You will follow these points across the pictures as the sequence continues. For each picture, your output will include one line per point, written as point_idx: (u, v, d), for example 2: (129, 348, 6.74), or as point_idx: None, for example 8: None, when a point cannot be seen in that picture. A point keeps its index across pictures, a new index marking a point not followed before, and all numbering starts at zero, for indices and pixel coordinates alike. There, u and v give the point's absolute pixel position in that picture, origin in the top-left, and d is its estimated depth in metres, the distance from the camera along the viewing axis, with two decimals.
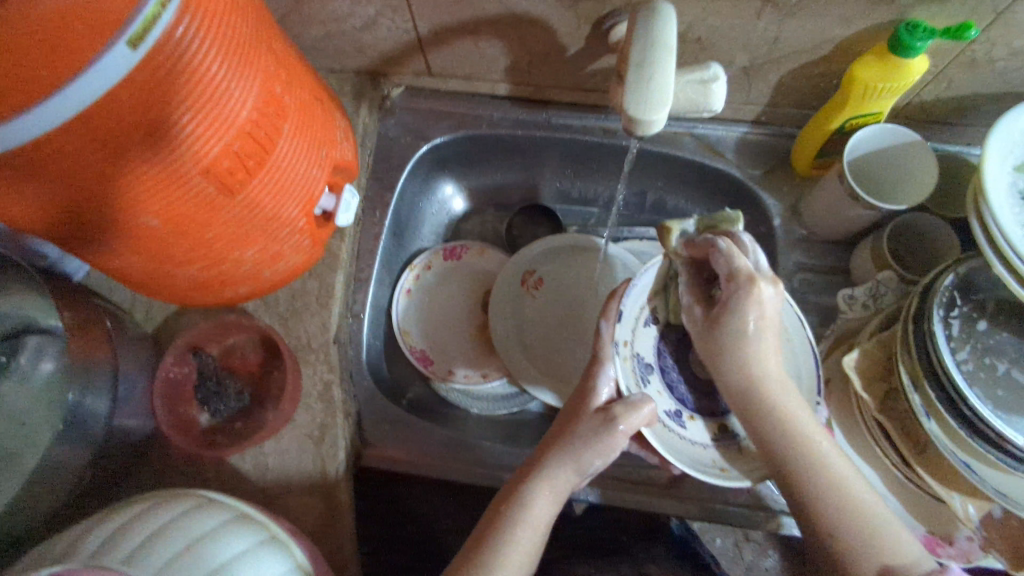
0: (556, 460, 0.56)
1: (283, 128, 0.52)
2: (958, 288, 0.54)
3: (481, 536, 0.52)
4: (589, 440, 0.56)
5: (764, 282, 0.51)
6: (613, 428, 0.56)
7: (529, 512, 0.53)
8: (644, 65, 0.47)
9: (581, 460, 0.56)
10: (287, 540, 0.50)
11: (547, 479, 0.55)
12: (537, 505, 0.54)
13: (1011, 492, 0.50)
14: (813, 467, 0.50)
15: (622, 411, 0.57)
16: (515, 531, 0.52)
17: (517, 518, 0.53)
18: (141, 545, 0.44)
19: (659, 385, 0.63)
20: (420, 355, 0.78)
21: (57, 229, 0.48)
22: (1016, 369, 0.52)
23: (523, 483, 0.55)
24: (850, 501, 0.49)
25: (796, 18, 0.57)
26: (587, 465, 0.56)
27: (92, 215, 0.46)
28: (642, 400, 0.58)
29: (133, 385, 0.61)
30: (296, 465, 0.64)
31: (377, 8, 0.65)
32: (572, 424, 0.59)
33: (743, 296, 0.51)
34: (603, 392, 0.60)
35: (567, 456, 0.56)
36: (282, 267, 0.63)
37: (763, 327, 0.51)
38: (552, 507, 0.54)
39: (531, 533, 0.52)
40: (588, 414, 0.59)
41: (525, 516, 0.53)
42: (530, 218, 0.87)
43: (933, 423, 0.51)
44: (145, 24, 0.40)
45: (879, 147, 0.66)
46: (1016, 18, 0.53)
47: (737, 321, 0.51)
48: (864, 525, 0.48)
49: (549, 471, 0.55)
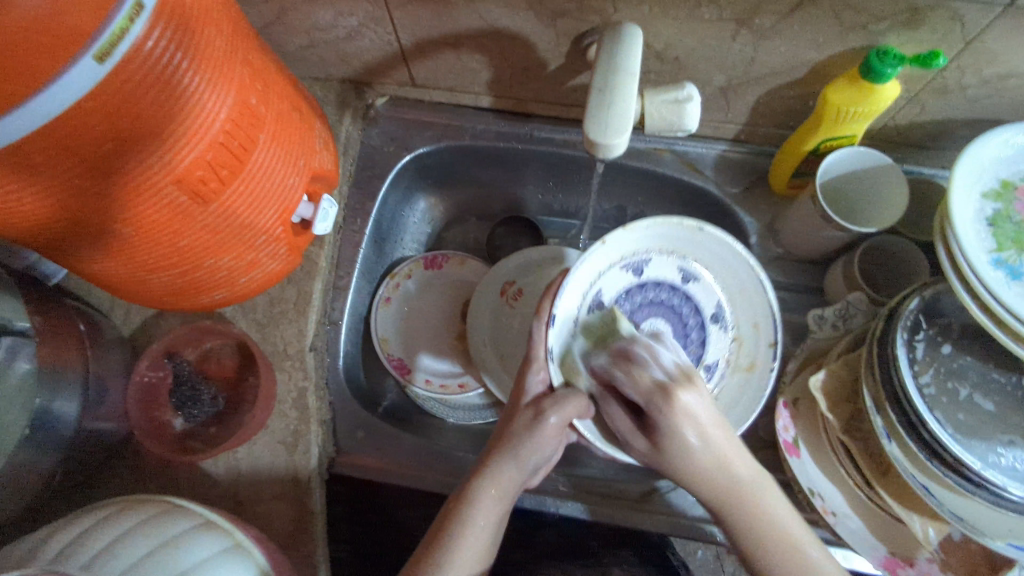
0: (499, 456, 0.55)
1: (258, 138, 0.53)
2: (923, 312, 0.55)
3: (435, 535, 0.52)
4: (524, 434, 0.55)
5: (684, 391, 0.50)
6: (543, 421, 0.55)
7: (472, 509, 0.52)
8: (607, 88, 0.48)
9: (520, 457, 0.55)
10: (251, 546, 0.51)
11: (491, 478, 0.54)
12: (482, 503, 0.53)
13: (968, 516, 0.50)
14: (782, 568, 0.48)
15: (552, 404, 0.55)
16: (464, 529, 0.51)
17: (467, 516, 0.52)
18: (102, 551, 0.45)
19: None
20: (397, 363, 0.78)
21: (30, 235, 0.49)
22: (977, 394, 0.52)
23: (467, 484, 0.54)
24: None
25: (770, 41, 0.58)
26: (528, 462, 0.55)
27: (62, 222, 0.47)
28: (570, 393, 0.56)
29: (105, 388, 0.62)
30: (268, 471, 0.65)
31: (359, 20, 0.65)
32: (508, 422, 0.58)
33: (668, 416, 0.49)
34: (533, 390, 0.60)
35: (508, 451, 0.55)
36: (258, 274, 0.63)
37: (701, 432, 0.49)
38: (499, 505, 0.53)
39: (476, 531, 0.51)
40: (518, 412, 0.58)
41: (469, 514, 0.52)
42: (510, 230, 0.87)
43: (894, 445, 0.52)
44: (113, 38, 0.40)
45: (853, 169, 0.67)
46: (984, 48, 0.54)
47: (674, 439, 0.49)
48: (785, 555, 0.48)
49: (492, 470, 0.54)
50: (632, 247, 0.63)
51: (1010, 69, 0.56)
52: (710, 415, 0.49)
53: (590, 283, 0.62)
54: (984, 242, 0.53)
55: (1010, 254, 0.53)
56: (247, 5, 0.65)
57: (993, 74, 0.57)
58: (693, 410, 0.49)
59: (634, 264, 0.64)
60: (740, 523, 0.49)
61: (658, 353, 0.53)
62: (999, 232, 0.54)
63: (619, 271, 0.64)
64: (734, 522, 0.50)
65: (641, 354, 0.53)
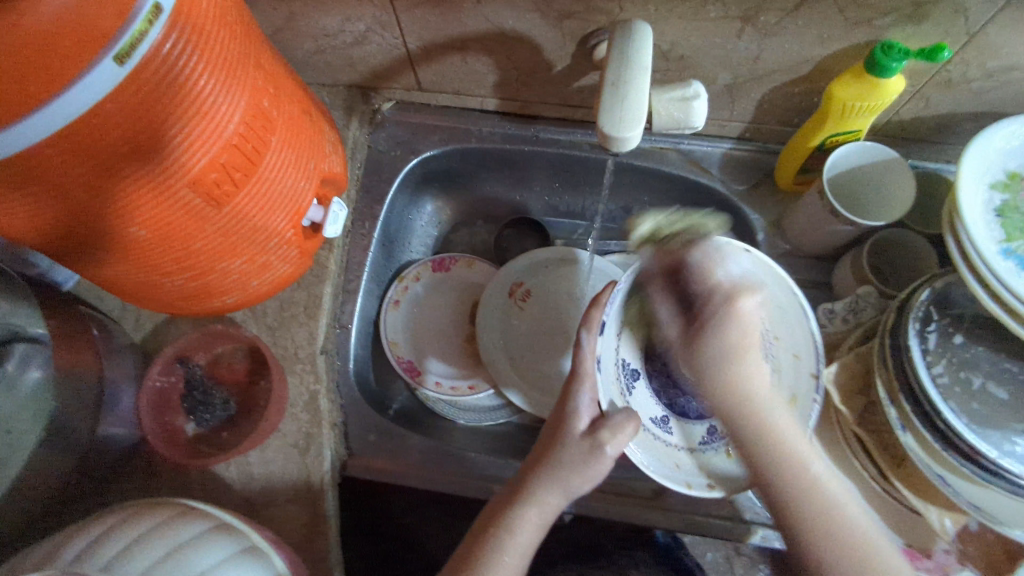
0: (544, 481, 0.55)
1: (270, 141, 0.53)
2: (934, 302, 0.55)
3: (468, 551, 0.53)
4: (580, 463, 0.54)
5: (744, 298, 0.50)
6: (601, 454, 0.54)
7: (515, 534, 0.53)
8: (619, 83, 0.49)
9: (570, 485, 0.55)
10: (268, 548, 0.51)
11: (533, 501, 0.54)
12: (524, 528, 0.54)
13: (985, 505, 0.50)
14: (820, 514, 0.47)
15: (608, 434, 0.54)
16: (501, 553, 0.52)
17: (503, 543, 0.53)
18: (120, 553, 0.45)
19: (645, 392, 0.64)
20: (407, 365, 0.78)
21: (52, 240, 0.49)
22: (991, 383, 0.52)
23: (511, 505, 0.55)
24: (848, 533, 0.47)
25: (775, 38, 0.58)
26: (576, 489, 0.55)
27: (77, 225, 0.47)
28: (624, 420, 0.55)
29: (117, 394, 0.62)
30: (281, 475, 0.65)
31: (366, 24, 0.66)
32: (555, 445, 0.57)
33: (721, 313, 0.49)
34: (584, 414, 0.58)
35: (556, 478, 0.55)
36: (270, 278, 0.64)
37: (745, 345, 0.49)
38: (537, 530, 0.54)
39: (514, 556, 0.52)
40: (575, 437, 0.56)
41: (511, 538, 0.53)
42: (518, 232, 0.88)
43: (909, 436, 0.52)
44: (133, 39, 0.41)
45: (861, 165, 0.67)
46: (988, 40, 0.55)
47: (717, 340, 0.49)
48: (832, 524, 0.47)
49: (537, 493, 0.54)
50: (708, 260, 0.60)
51: (1014, 62, 0.56)
52: (757, 321, 0.50)
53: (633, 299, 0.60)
54: (994, 231, 0.53)
55: (1019, 245, 0.53)
56: (255, 11, 0.66)
57: (997, 67, 0.57)
58: (745, 318, 0.49)
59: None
60: (758, 448, 0.49)
61: (714, 248, 0.53)
62: (1008, 222, 0.54)
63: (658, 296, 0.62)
64: (783, 489, 0.48)
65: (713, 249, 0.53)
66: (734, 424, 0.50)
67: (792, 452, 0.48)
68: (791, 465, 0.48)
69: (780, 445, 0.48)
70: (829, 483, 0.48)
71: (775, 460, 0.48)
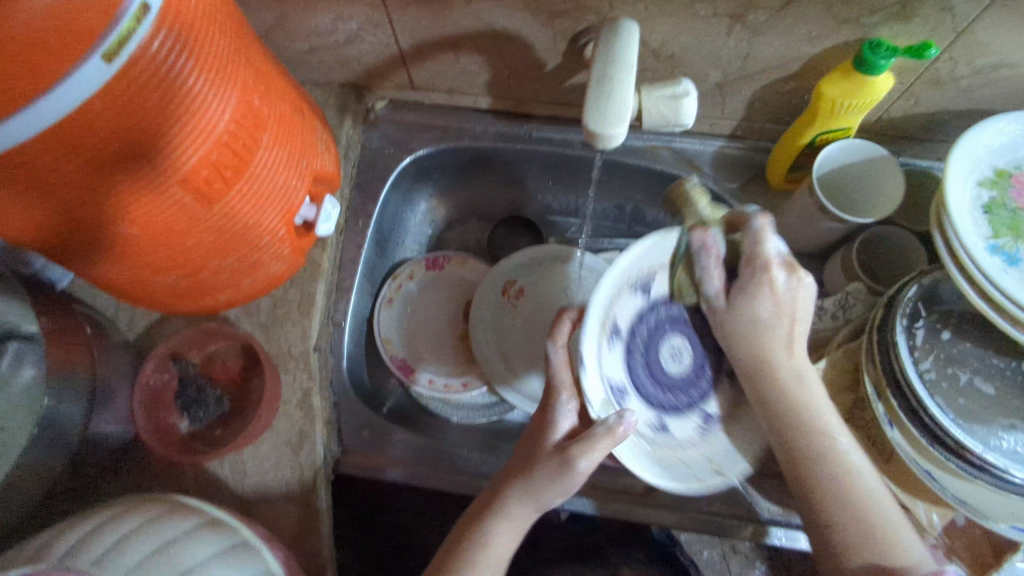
0: (516, 495, 0.55)
1: (261, 139, 0.53)
2: (921, 300, 0.56)
3: (444, 568, 0.53)
4: (550, 479, 0.54)
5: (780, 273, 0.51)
6: (570, 467, 0.53)
7: (485, 549, 0.53)
8: (604, 81, 0.49)
9: (542, 498, 0.54)
10: (260, 544, 0.51)
11: (505, 516, 0.54)
12: (494, 542, 0.54)
13: (971, 500, 0.51)
14: (833, 489, 0.50)
15: (578, 446, 0.53)
16: (473, 568, 0.52)
17: (473, 558, 0.53)
18: (111, 549, 0.45)
19: (638, 403, 0.61)
20: (401, 363, 0.79)
21: (49, 241, 0.50)
22: (978, 379, 0.53)
23: (483, 518, 0.55)
24: (861, 504, 0.49)
25: (764, 36, 0.59)
26: (549, 502, 0.55)
27: (74, 227, 0.48)
28: (602, 431, 0.53)
29: (111, 392, 0.62)
30: (274, 472, 0.65)
31: (358, 23, 0.66)
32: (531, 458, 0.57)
33: (755, 284, 0.51)
34: (562, 426, 0.59)
35: (528, 492, 0.55)
36: (261, 276, 0.64)
37: (779, 319, 0.51)
38: (511, 545, 0.54)
39: (486, 570, 0.52)
40: (547, 451, 0.56)
41: (482, 552, 0.53)
42: (510, 230, 0.89)
43: (896, 432, 0.53)
44: (120, 38, 0.41)
45: (850, 162, 0.68)
46: (975, 38, 0.55)
47: (749, 310, 0.52)
48: (837, 483, 0.50)
49: (508, 509, 0.54)
50: (637, 268, 0.58)
51: (1002, 59, 0.56)
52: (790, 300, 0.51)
53: (607, 314, 0.57)
54: (982, 227, 0.54)
55: (1006, 242, 0.53)
56: (247, 11, 0.66)
57: (985, 65, 0.57)
58: (779, 289, 0.51)
59: (642, 284, 0.59)
60: (782, 409, 0.52)
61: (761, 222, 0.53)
62: (995, 219, 0.54)
63: (629, 298, 0.59)
64: (811, 458, 0.51)
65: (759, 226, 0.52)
66: (762, 376, 0.53)
67: (812, 415, 0.52)
68: (811, 431, 0.51)
69: (807, 410, 0.52)
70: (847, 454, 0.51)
71: (797, 416, 0.52)
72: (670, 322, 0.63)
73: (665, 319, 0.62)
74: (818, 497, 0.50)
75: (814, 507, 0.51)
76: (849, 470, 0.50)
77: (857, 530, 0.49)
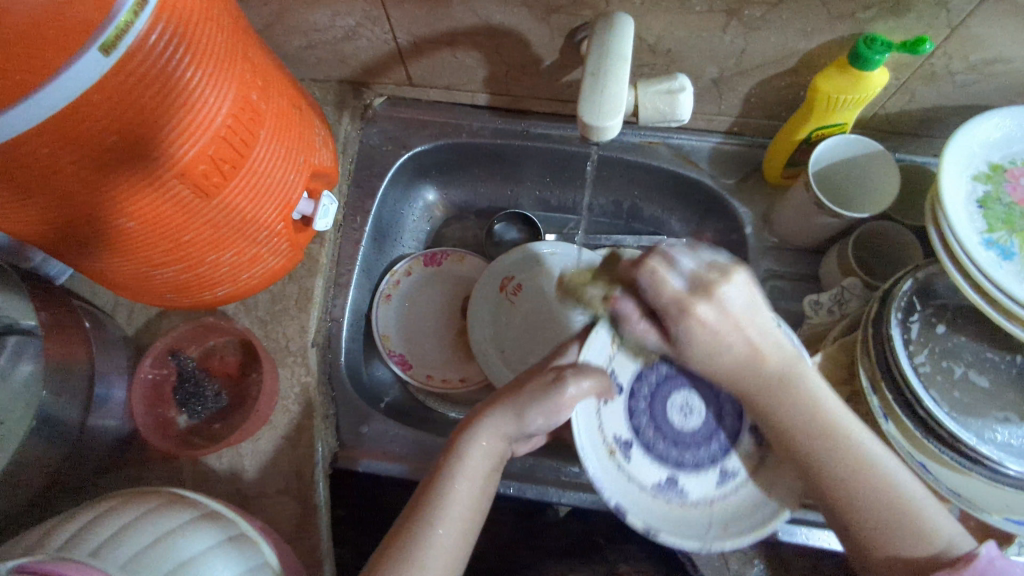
0: (502, 410, 0.55)
1: (259, 134, 0.54)
2: (917, 293, 0.56)
3: (425, 490, 0.53)
4: (536, 398, 0.55)
5: (699, 304, 0.49)
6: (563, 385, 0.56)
7: (464, 459, 0.53)
8: (599, 75, 0.49)
9: (524, 415, 0.55)
10: (257, 537, 0.51)
11: (491, 430, 0.55)
12: (473, 453, 0.54)
13: (964, 491, 0.51)
14: (866, 489, 0.48)
15: (575, 373, 0.57)
16: (453, 482, 0.52)
17: (452, 473, 0.53)
18: (108, 540, 0.45)
19: (686, 473, 0.62)
20: (398, 358, 0.79)
21: (51, 235, 0.50)
22: (972, 372, 0.53)
23: (464, 432, 0.55)
24: (891, 489, 0.48)
25: (759, 32, 0.59)
26: (530, 422, 0.55)
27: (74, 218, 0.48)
28: (591, 370, 0.58)
29: (109, 386, 0.62)
30: (272, 466, 0.65)
31: (356, 20, 0.66)
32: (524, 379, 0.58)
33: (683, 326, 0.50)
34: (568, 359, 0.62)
35: (513, 406, 0.55)
36: (260, 270, 0.64)
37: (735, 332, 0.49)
38: (486, 461, 0.54)
39: (463, 485, 0.52)
40: (538, 377, 0.57)
41: (461, 464, 0.53)
42: (509, 225, 0.87)
43: (891, 424, 0.53)
44: (117, 30, 0.42)
45: (846, 157, 0.68)
46: (970, 33, 0.55)
47: (695, 346, 0.50)
48: (864, 486, 0.48)
49: (494, 421, 0.55)
50: None
51: (996, 54, 0.57)
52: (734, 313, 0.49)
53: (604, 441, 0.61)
54: (976, 222, 0.54)
55: (1001, 235, 0.53)
56: (246, 7, 0.66)
57: (979, 60, 0.58)
58: (708, 321, 0.49)
59: (611, 384, 0.63)
60: (779, 411, 0.51)
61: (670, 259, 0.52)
62: (989, 213, 0.55)
63: (614, 412, 0.63)
64: (843, 478, 0.49)
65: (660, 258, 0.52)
66: (751, 391, 0.51)
67: (824, 420, 0.50)
68: (841, 437, 0.49)
69: (818, 419, 0.50)
70: (875, 452, 0.49)
71: (804, 428, 0.50)
72: (664, 390, 0.65)
73: (654, 396, 0.65)
74: (856, 503, 0.48)
75: (852, 522, 0.49)
76: (876, 467, 0.49)
77: (904, 537, 0.47)
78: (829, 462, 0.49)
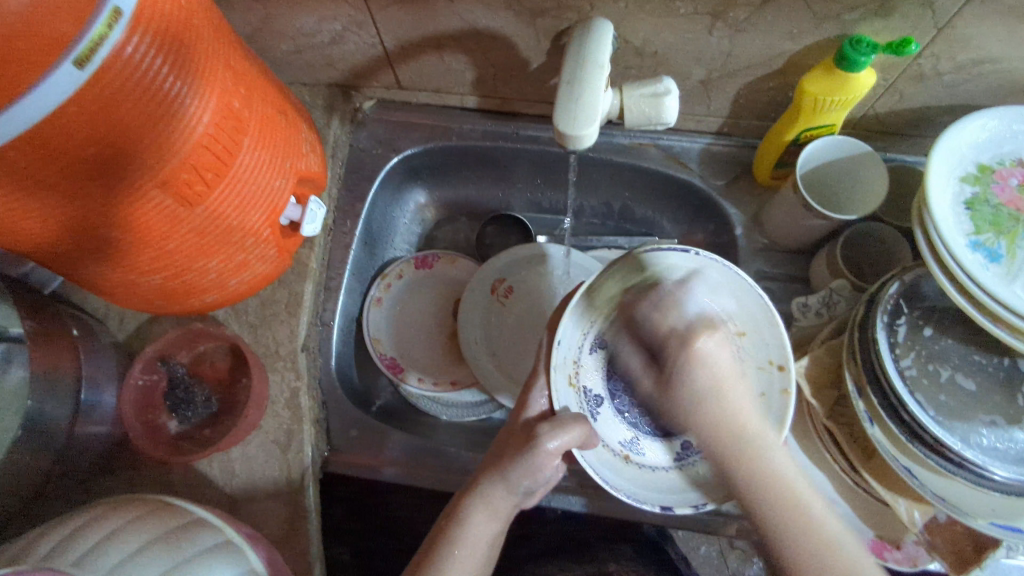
0: (490, 477, 0.57)
1: (243, 141, 0.54)
2: (903, 296, 0.56)
3: (425, 555, 0.54)
4: (517, 460, 0.56)
5: (703, 336, 0.57)
6: (542, 447, 0.55)
7: (464, 527, 0.55)
8: (574, 82, 0.49)
9: (512, 480, 0.56)
10: (243, 543, 0.51)
11: (482, 499, 0.56)
12: (473, 519, 0.55)
13: (951, 497, 0.50)
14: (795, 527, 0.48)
15: (549, 429, 0.56)
16: (453, 547, 0.54)
17: (456, 537, 0.54)
18: (91, 549, 0.45)
19: (610, 414, 0.65)
20: (389, 362, 0.79)
21: (42, 250, 0.51)
22: (960, 375, 0.52)
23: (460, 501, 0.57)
24: (819, 538, 0.47)
25: (745, 33, 0.59)
26: (518, 484, 0.56)
27: (66, 233, 0.49)
28: (572, 421, 0.57)
29: (99, 393, 0.63)
30: (263, 471, 0.65)
31: (342, 24, 0.66)
32: (505, 445, 0.59)
33: (688, 356, 0.57)
34: (534, 406, 0.63)
35: (499, 474, 0.57)
36: (248, 276, 0.64)
37: (718, 387, 0.55)
38: (491, 526, 0.56)
39: (468, 550, 0.54)
40: (516, 439, 0.58)
41: (461, 533, 0.54)
42: (500, 228, 0.88)
43: (876, 428, 0.53)
44: (92, 42, 0.41)
45: (833, 160, 0.68)
46: (957, 33, 0.55)
47: (688, 381, 0.56)
48: (796, 518, 0.48)
49: (482, 490, 0.56)
50: None
51: (984, 54, 0.56)
52: (719, 357, 0.57)
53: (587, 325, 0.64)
54: (963, 223, 0.53)
55: (988, 238, 0.53)
56: (232, 14, 0.66)
57: (967, 60, 0.57)
58: (707, 352, 0.57)
59: None
60: (744, 459, 0.52)
61: (684, 291, 0.59)
62: (976, 215, 0.54)
63: None
64: (767, 505, 0.49)
65: (678, 293, 0.59)
66: (716, 450, 0.54)
67: (776, 468, 0.51)
68: (775, 476, 0.50)
69: (767, 466, 0.51)
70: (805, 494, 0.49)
71: (766, 476, 0.50)
72: None
73: None
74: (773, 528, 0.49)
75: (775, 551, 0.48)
76: (805, 502, 0.49)
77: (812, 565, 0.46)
78: (765, 502, 0.49)
